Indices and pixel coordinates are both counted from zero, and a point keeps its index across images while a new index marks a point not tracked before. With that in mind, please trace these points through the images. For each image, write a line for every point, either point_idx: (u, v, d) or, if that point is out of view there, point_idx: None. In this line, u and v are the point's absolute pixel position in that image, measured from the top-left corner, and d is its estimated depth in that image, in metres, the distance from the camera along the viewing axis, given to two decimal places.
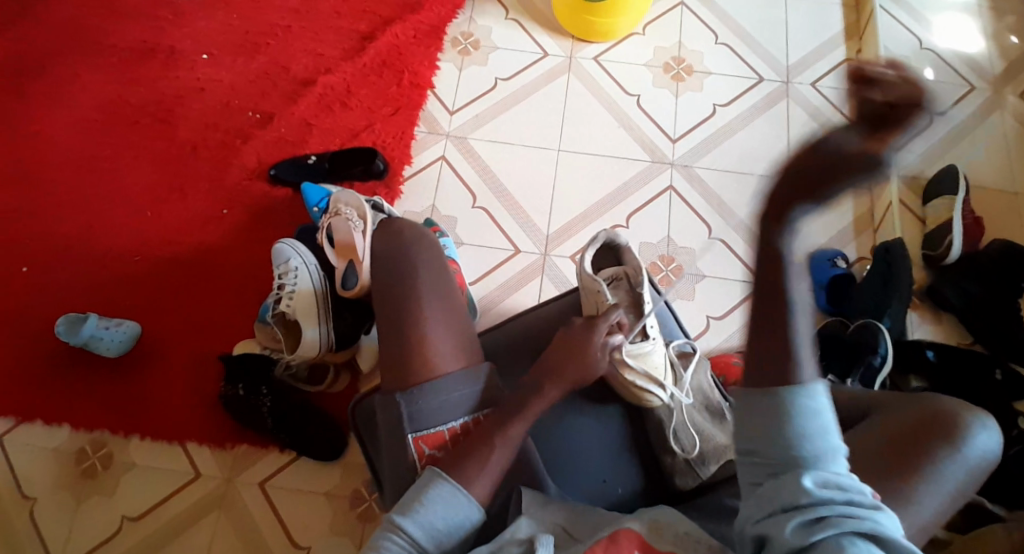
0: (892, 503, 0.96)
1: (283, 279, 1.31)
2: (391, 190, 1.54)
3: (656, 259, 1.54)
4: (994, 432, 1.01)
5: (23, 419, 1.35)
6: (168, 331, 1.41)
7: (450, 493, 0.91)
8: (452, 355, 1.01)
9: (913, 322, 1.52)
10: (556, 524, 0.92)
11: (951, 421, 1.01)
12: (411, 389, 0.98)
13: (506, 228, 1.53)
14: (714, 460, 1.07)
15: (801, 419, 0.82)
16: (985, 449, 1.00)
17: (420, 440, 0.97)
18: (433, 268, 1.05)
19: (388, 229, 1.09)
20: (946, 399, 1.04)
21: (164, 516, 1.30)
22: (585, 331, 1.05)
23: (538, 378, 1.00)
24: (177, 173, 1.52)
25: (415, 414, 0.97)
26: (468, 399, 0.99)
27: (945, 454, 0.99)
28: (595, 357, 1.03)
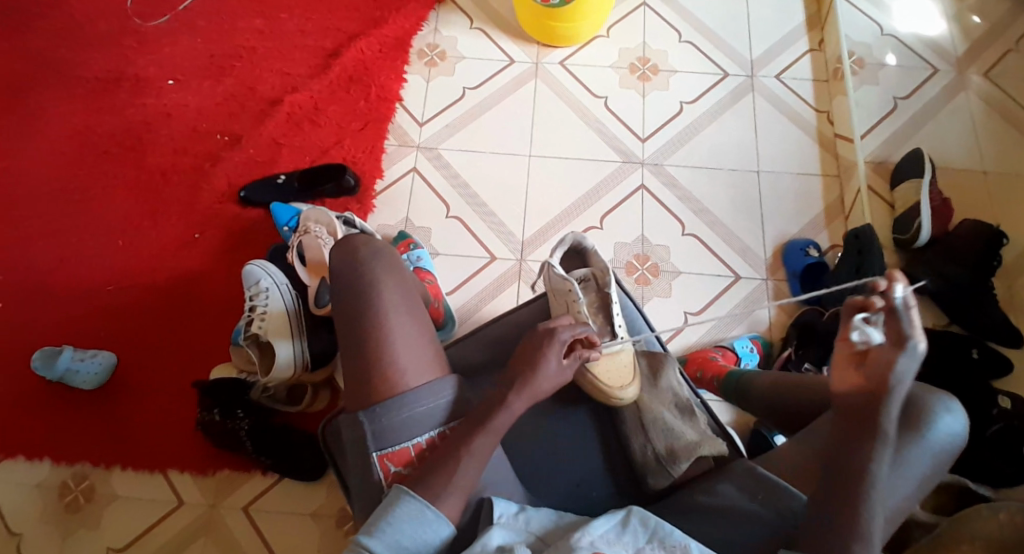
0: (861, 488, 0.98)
1: (254, 300, 1.32)
2: (362, 205, 1.54)
3: (632, 258, 1.55)
4: (958, 415, 1.03)
5: (5, 454, 1.34)
6: (146, 358, 1.40)
7: (417, 509, 0.99)
8: (417, 369, 1.08)
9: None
10: (528, 532, 1.00)
11: (915, 404, 1.03)
12: (374, 407, 1.06)
13: (482, 237, 1.53)
14: (685, 456, 1.14)
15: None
16: (949, 431, 1.03)
17: (385, 458, 1.06)
18: (394, 283, 1.13)
19: (347, 244, 1.16)
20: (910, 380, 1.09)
21: (150, 546, 1.30)
22: (545, 338, 1.07)
23: (501, 390, 1.04)
24: (149, 200, 1.52)
25: (378, 433, 1.06)
26: (431, 411, 1.07)
27: (908, 438, 1.02)
28: (560, 364, 1.07)
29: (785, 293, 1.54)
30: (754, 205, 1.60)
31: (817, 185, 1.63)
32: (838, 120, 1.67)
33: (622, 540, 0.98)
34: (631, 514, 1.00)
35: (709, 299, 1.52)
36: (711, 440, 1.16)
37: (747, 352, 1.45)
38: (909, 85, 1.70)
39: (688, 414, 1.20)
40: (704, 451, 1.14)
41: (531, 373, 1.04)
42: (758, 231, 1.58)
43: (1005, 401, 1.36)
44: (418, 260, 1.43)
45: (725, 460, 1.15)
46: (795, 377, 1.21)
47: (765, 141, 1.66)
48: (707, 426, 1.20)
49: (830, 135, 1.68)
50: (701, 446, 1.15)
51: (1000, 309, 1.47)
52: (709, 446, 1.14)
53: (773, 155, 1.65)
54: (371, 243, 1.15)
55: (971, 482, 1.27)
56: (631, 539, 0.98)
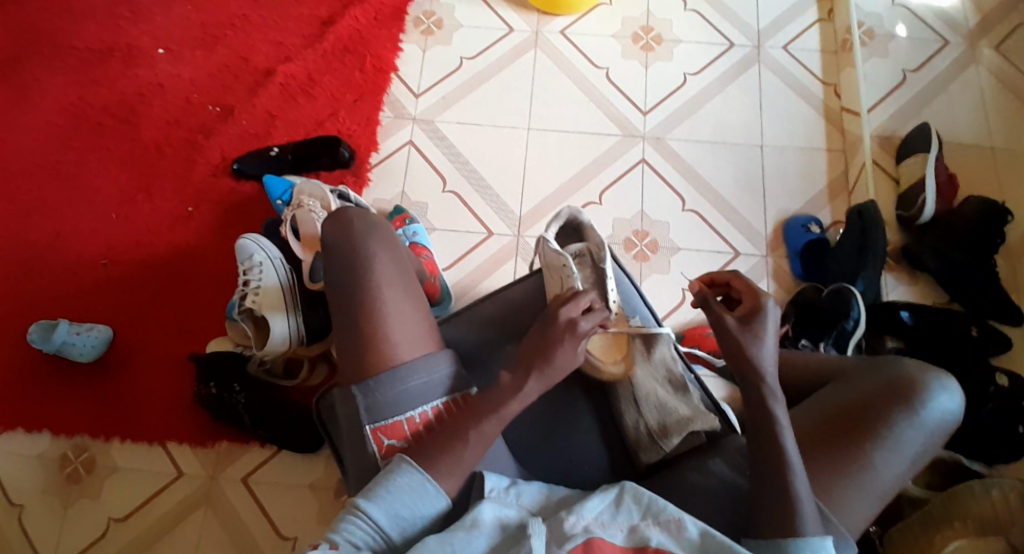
0: (854, 466, 1.11)
1: (247, 275, 1.29)
2: (358, 178, 1.53)
3: (631, 235, 1.53)
4: (953, 396, 1.17)
5: (4, 427, 1.35)
6: (141, 333, 1.40)
7: (418, 482, 1.04)
8: (410, 345, 1.11)
9: (889, 282, 1.50)
10: (520, 505, 1.06)
11: (909, 386, 1.16)
12: (368, 381, 1.09)
13: (478, 211, 1.51)
14: (676, 432, 1.20)
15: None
16: (944, 409, 1.16)
17: (379, 431, 1.09)
18: (389, 259, 1.15)
19: (340, 218, 1.18)
20: (909, 360, 1.23)
21: (151, 516, 1.32)
22: (566, 333, 1.09)
23: (516, 377, 1.09)
24: (144, 173, 1.52)
25: (371, 407, 1.09)
26: (423, 386, 1.10)
27: (902, 415, 1.14)
28: (576, 352, 1.10)
29: (785, 271, 1.52)
30: (757, 180, 1.58)
31: (821, 160, 1.60)
32: (844, 94, 1.64)
33: (615, 521, 1.03)
34: (625, 494, 1.05)
35: None
36: (703, 416, 1.21)
37: None
38: (918, 58, 1.67)
39: (683, 388, 1.24)
40: (696, 425, 1.20)
41: (548, 361, 1.09)
42: (759, 207, 1.56)
43: (1003, 379, 1.35)
44: (414, 236, 1.41)
45: (715, 436, 1.22)
46: (803, 357, 1.33)
47: (769, 115, 1.63)
48: (700, 401, 1.24)
49: (837, 108, 1.65)
50: (694, 421, 1.20)
51: (1001, 287, 1.44)
52: (701, 422, 1.20)
53: (775, 128, 1.62)
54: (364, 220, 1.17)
55: (965, 459, 1.28)
56: (626, 518, 1.03)
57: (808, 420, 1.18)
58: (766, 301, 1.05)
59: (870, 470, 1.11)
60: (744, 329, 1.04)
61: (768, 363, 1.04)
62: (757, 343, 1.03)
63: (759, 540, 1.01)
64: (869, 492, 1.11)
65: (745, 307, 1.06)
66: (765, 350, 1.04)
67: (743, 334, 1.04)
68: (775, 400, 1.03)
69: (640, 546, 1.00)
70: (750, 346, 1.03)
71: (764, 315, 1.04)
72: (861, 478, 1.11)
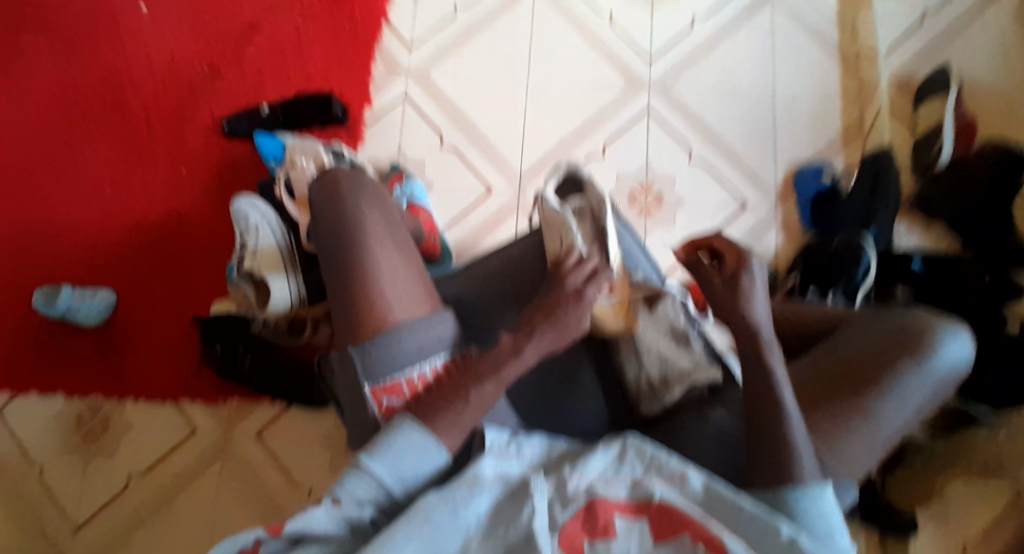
0: (855, 414, 1.08)
1: (245, 236, 1.29)
2: (353, 135, 1.52)
3: (635, 189, 1.50)
4: (963, 346, 1.14)
5: (19, 390, 1.38)
6: (147, 296, 1.43)
7: (420, 439, 1.04)
8: (405, 305, 1.12)
9: (900, 230, 1.46)
10: (520, 458, 1.06)
11: (919, 336, 1.13)
12: (365, 342, 1.09)
13: (477, 166, 1.50)
14: (678, 384, 1.20)
15: (809, 512, 0.98)
16: (953, 358, 1.13)
17: (379, 391, 1.10)
18: (380, 219, 1.16)
19: (328, 180, 1.18)
20: (919, 309, 1.20)
21: (168, 471, 1.36)
22: (572, 301, 1.14)
23: (517, 340, 1.12)
24: (140, 136, 1.51)
25: (368, 367, 1.09)
26: (420, 347, 1.11)
27: (909, 364, 1.11)
28: (581, 318, 1.14)
29: (793, 220, 1.49)
30: (768, 125, 1.54)
31: (835, 103, 1.56)
32: (861, 35, 1.58)
33: (619, 476, 1.03)
34: (626, 449, 1.05)
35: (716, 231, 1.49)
36: (705, 367, 1.21)
37: None
38: None
39: (685, 339, 1.21)
40: (698, 378, 1.20)
41: (555, 319, 1.13)
42: (769, 154, 1.53)
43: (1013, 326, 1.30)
44: (411, 194, 1.38)
45: (718, 388, 1.21)
46: (809, 309, 1.27)
47: (779, 58, 1.58)
48: (702, 354, 1.22)
49: (852, 53, 1.58)
50: (695, 373, 1.20)
51: None
52: (703, 373, 1.20)
53: (786, 72, 1.57)
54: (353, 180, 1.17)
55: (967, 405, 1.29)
56: (629, 471, 1.03)
57: (809, 372, 1.14)
58: (750, 254, 1.06)
59: (872, 417, 1.08)
60: (737, 282, 1.05)
61: (764, 318, 1.05)
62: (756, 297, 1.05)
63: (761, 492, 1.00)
64: (871, 439, 1.08)
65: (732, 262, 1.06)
66: (757, 305, 1.05)
67: (734, 291, 1.05)
68: (773, 355, 1.04)
69: (644, 501, 0.99)
70: (744, 304, 1.04)
71: (750, 268, 1.06)
72: (862, 425, 1.08)
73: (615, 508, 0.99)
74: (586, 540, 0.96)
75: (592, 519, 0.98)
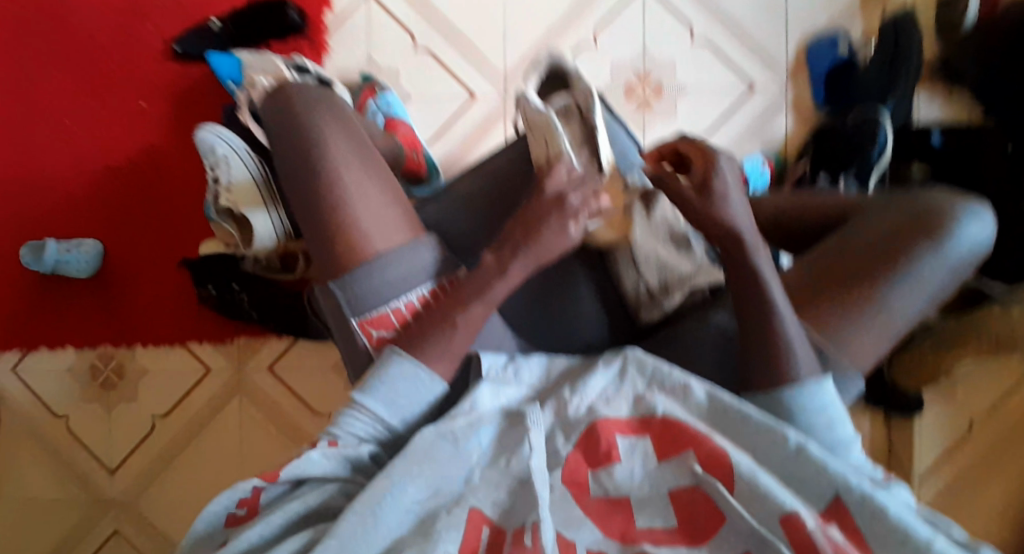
0: (862, 308, 0.99)
1: (215, 171, 1.20)
2: (316, 44, 1.38)
3: (633, 78, 1.41)
4: (985, 223, 1.03)
5: (27, 349, 1.36)
6: (131, 240, 1.37)
7: (410, 371, 0.97)
8: (384, 232, 1.02)
9: (918, 103, 1.39)
10: (519, 383, 1.00)
11: (936, 216, 1.02)
12: (344, 275, 1.01)
13: (454, 68, 1.41)
14: (678, 289, 1.10)
15: (804, 415, 0.93)
16: (975, 239, 1.02)
17: (367, 325, 1.02)
18: (347, 138, 1.04)
19: (282, 95, 1.07)
20: (938, 187, 1.08)
21: (191, 410, 1.38)
22: (553, 210, 1.02)
23: (502, 257, 1.01)
24: (85, 69, 1.36)
25: (352, 301, 1.01)
26: (405, 277, 1.02)
27: (924, 248, 1.01)
28: (566, 229, 1.02)
29: (805, 98, 1.42)
30: None
31: None
32: None
33: (620, 393, 0.97)
34: (627, 362, 0.98)
35: (719, 120, 1.41)
36: (707, 269, 1.11)
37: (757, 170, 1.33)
38: None
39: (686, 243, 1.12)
40: (699, 281, 1.10)
41: (536, 233, 1.01)
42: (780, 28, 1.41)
43: None
44: (387, 107, 1.32)
45: (721, 291, 1.11)
46: (821, 196, 1.14)
47: None
48: (704, 255, 1.13)
49: None
50: (696, 276, 1.10)
51: None
52: (705, 276, 1.11)
53: None
54: (307, 92, 1.06)
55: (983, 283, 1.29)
56: (631, 387, 0.97)
57: (810, 263, 1.04)
58: (717, 154, 0.97)
59: (883, 310, 1.00)
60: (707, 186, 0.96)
61: (742, 219, 0.96)
62: (733, 200, 0.96)
63: (762, 398, 0.95)
64: (879, 332, 1.00)
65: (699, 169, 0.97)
66: (733, 202, 0.96)
67: (706, 198, 0.96)
68: (760, 255, 0.96)
69: (650, 414, 0.94)
70: (717, 209, 0.96)
71: (720, 169, 0.97)
72: (870, 318, 0.99)
73: (619, 430, 0.93)
74: (589, 471, 0.91)
75: (593, 446, 0.92)
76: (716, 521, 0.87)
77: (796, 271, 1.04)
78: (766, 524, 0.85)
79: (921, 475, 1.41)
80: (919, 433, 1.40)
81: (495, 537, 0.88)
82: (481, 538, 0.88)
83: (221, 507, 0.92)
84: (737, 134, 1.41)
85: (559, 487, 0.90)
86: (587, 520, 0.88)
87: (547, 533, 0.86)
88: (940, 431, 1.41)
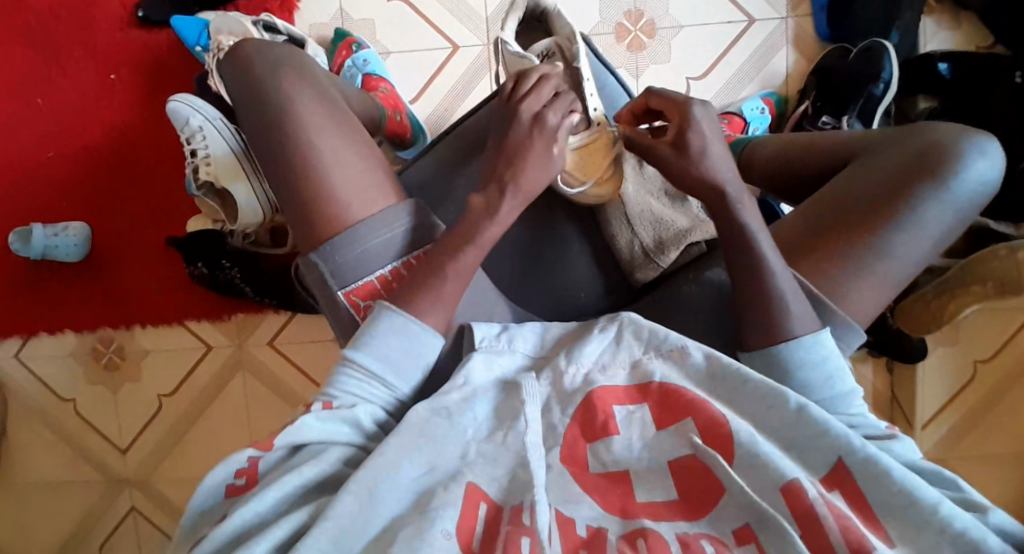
0: (861, 261, 0.93)
1: (191, 143, 1.18)
2: (284, 2, 1.34)
3: (623, 19, 1.35)
4: (991, 159, 0.95)
5: (29, 334, 1.38)
6: (115, 218, 1.36)
7: (401, 325, 0.87)
8: (364, 196, 0.93)
9: (925, 27, 1.35)
10: (518, 353, 0.89)
11: (936, 155, 0.94)
12: (325, 245, 0.91)
13: (435, 20, 1.35)
14: (674, 245, 1.03)
15: (803, 372, 0.88)
16: (980, 177, 0.95)
17: (353, 295, 0.92)
18: (314, 96, 0.94)
19: (239, 55, 0.97)
20: (941, 123, 0.99)
21: (195, 387, 1.39)
22: (534, 129, 0.93)
23: (490, 195, 0.91)
24: (51, 45, 1.33)
25: (335, 272, 0.92)
26: (390, 242, 0.93)
27: (924, 192, 0.93)
28: (552, 154, 0.93)
29: (809, 30, 1.36)
30: None
31: None
32: None
33: (617, 359, 0.86)
34: (624, 328, 0.87)
35: (713, 59, 1.36)
36: (703, 225, 1.04)
37: (756, 115, 1.33)
38: None
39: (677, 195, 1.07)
40: (695, 237, 1.03)
41: (517, 171, 0.91)
42: None
43: None
44: (365, 65, 1.28)
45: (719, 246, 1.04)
46: (820, 137, 1.06)
47: None
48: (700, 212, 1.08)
49: None
50: (692, 233, 1.03)
51: None
52: (700, 232, 1.03)
53: None
54: (267, 54, 0.95)
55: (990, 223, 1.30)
56: (628, 353, 0.86)
57: (802, 216, 0.97)
58: (690, 107, 0.93)
59: (882, 260, 0.93)
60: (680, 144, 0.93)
61: (721, 168, 0.92)
62: (709, 150, 0.93)
63: (758, 361, 0.90)
64: (878, 285, 0.94)
65: (672, 131, 0.94)
66: (706, 147, 0.92)
67: (684, 157, 0.93)
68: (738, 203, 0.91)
69: (648, 384, 0.83)
70: (697, 167, 0.92)
71: (694, 123, 0.93)
72: (869, 271, 0.93)
73: (616, 403, 0.82)
74: (588, 447, 0.81)
75: (591, 421, 0.82)
76: (715, 494, 0.78)
77: (794, 221, 0.97)
78: (764, 495, 0.77)
79: (925, 421, 1.43)
80: (921, 379, 1.43)
81: (494, 515, 0.76)
82: (478, 518, 0.76)
83: (216, 480, 0.79)
84: (734, 72, 1.36)
85: (556, 465, 0.80)
86: (586, 496, 0.78)
87: (546, 514, 0.75)
88: (943, 377, 1.43)
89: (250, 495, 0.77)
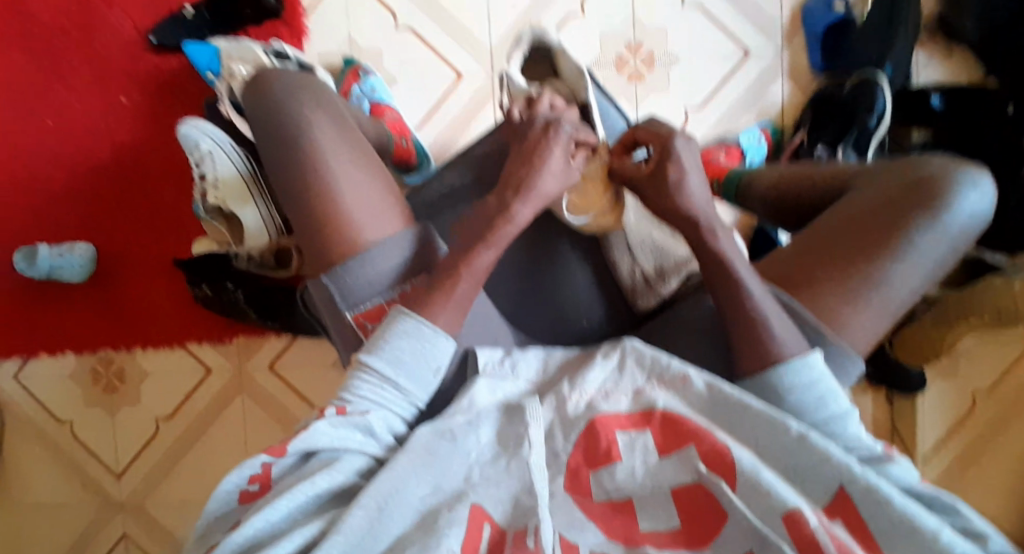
0: (858, 288, 0.96)
1: (200, 167, 1.19)
2: (294, 28, 1.35)
3: (623, 50, 1.38)
4: (983, 192, 0.98)
5: (26, 355, 1.38)
6: (119, 239, 1.37)
7: (414, 328, 0.88)
8: (377, 221, 0.94)
9: (919, 62, 1.39)
10: (522, 381, 0.91)
11: (932, 187, 0.97)
12: (337, 268, 0.93)
13: (439, 48, 1.38)
14: (674, 274, 1.08)
15: (793, 395, 0.89)
16: (973, 210, 0.98)
17: (361, 317, 0.94)
18: (330, 123, 0.97)
19: (258, 82, 1.00)
20: (936, 155, 1.02)
21: (195, 410, 1.41)
22: (546, 134, 0.96)
23: (503, 197, 0.93)
24: (60, 66, 1.34)
25: (345, 292, 0.93)
26: (399, 267, 0.94)
27: (920, 222, 0.96)
28: (568, 163, 0.96)
29: (803, 65, 1.40)
30: None
31: None
32: None
33: (620, 386, 0.88)
34: (627, 357, 0.90)
35: (711, 89, 1.40)
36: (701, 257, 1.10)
37: (753, 145, 1.37)
38: None
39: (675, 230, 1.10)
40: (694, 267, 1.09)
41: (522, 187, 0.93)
42: None
43: None
44: (371, 93, 1.30)
45: None
46: (819, 168, 1.09)
47: None
48: None
49: None
50: (692, 262, 1.09)
51: None
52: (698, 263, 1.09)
53: None
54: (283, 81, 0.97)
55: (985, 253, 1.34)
56: (631, 381, 0.89)
57: (803, 243, 1.00)
58: (671, 140, 0.96)
59: (879, 289, 0.96)
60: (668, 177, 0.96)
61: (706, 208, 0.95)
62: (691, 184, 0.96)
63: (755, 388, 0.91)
64: (875, 313, 0.96)
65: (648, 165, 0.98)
66: (688, 175, 0.95)
67: (661, 186, 0.95)
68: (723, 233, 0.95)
69: (652, 409, 0.85)
70: (675, 197, 0.95)
71: (675, 156, 0.96)
72: (866, 298, 0.96)
73: (620, 428, 0.84)
74: (591, 474, 0.82)
75: (594, 446, 0.83)
76: (719, 518, 0.80)
77: (793, 249, 1.00)
78: (766, 521, 0.78)
79: (914, 446, 1.46)
80: (913, 406, 1.45)
81: (497, 538, 0.78)
82: (482, 538, 0.78)
83: (231, 486, 0.82)
84: (732, 103, 1.40)
85: (560, 493, 0.82)
86: (590, 522, 0.80)
87: (549, 534, 0.77)
88: (935, 404, 1.46)
89: (263, 504, 0.78)
